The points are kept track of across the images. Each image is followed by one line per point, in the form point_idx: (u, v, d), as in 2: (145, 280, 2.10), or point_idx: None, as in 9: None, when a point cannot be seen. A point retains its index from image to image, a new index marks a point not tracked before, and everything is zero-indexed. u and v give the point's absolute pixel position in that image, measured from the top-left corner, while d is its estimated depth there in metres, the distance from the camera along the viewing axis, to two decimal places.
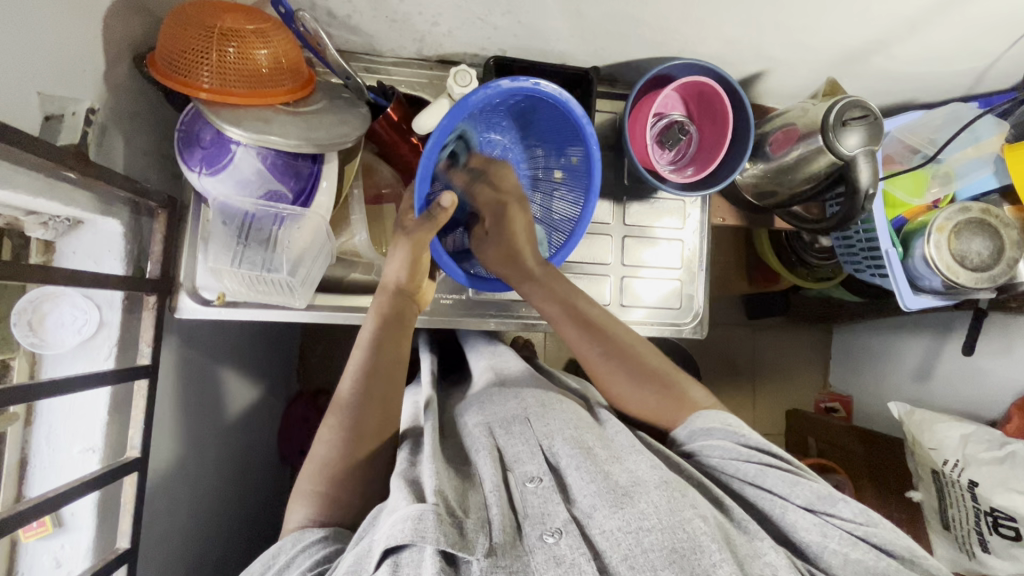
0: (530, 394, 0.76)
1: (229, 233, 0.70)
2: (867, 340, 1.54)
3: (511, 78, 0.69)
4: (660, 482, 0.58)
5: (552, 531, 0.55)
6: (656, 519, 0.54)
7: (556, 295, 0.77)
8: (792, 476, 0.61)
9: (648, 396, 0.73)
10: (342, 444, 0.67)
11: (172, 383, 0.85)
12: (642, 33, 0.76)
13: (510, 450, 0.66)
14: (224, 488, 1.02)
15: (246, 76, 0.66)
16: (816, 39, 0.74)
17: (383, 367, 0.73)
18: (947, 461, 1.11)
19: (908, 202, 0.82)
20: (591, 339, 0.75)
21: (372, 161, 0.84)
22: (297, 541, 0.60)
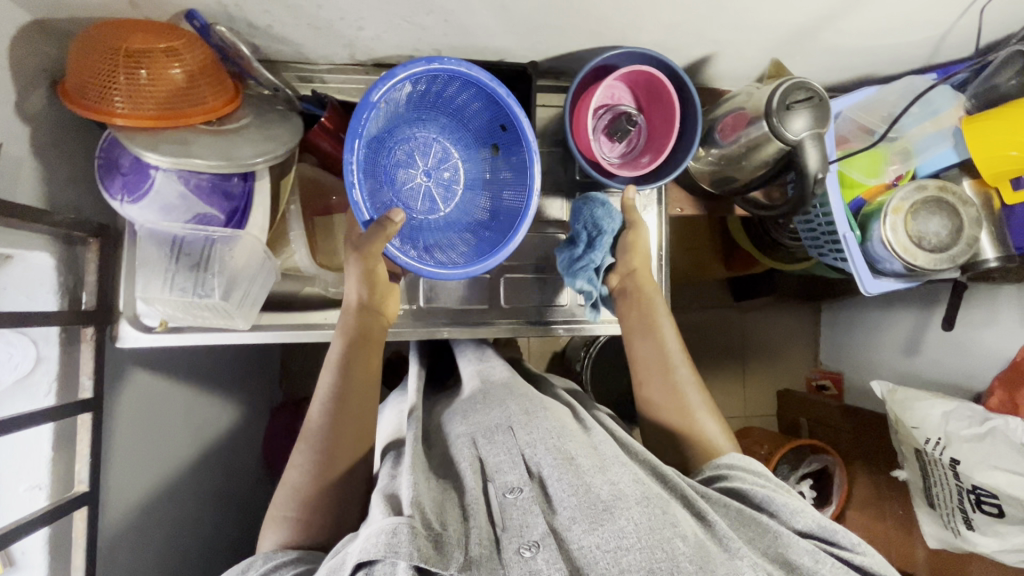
0: (514, 400, 0.71)
1: (161, 259, 0.68)
2: (856, 316, 1.51)
3: (425, 62, 0.68)
4: (641, 498, 0.56)
5: (529, 544, 0.53)
6: (634, 537, 0.51)
7: (638, 294, 0.82)
8: (791, 505, 0.62)
9: (659, 387, 0.77)
10: (315, 467, 0.66)
11: (138, 410, 0.84)
12: (578, 23, 0.72)
13: (492, 459, 0.63)
14: (212, 506, 1.02)
15: (162, 96, 0.63)
16: (759, 19, 0.71)
17: (352, 391, 0.71)
18: (929, 440, 1.09)
19: (864, 183, 0.79)
20: (646, 338, 0.80)
21: (312, 173, 0.83)
22: (269, 559, 0.59)
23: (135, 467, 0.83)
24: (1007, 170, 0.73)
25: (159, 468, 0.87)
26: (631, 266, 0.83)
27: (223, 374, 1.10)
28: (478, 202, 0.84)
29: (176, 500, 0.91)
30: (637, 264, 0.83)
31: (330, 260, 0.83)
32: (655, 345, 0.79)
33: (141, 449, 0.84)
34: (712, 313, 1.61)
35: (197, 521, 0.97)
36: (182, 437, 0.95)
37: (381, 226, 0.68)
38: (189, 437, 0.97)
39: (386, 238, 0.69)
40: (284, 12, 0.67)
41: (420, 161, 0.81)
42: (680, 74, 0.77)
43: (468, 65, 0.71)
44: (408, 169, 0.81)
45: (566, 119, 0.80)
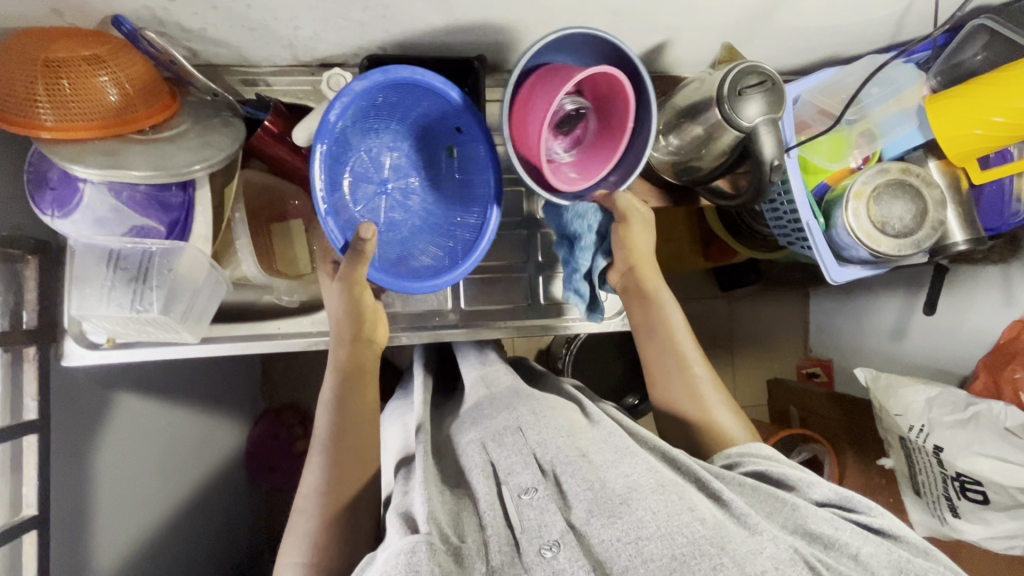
0: (522, 403, 0.70)
1: (99, 272, 0.65)
2: (843, 302, 1.47)
3: (378, 72, 0.65)
4: (657, 486, 0.54)
5: (550, 544, 0.51)
6: (654, 526, 0.50)
7: (642, 297, 0.78)
8: (807, 478, 0.62)
9: (672, 383, 0.76)
10: (318, 509, 0.63)
11: (110, 433, 0.82)
12: (522, 13, 0.69)
13: (503, 461, 0.61)
14: (196, 520, 1.00)
15: (91, 107, 0.61)
16: (710, 3, 0.68)
17: (352, 422, 0.69)
18: (912, 427, 1.04)
19: (827, 168, 0.76)
20: (650, 342, 0.78)
21: (263, 177, 0.82)
22: None
23: (108, 488, 0.81)
24: (973, 150, 0.71)
25: (130, 485, 0.84)
26: (630, 261, 0.79)
27: (206, 390, 1.07)
28: (445, 211, 0.79)
29: (154, 518, 0.89)
30: (641, 262, 0.79)
31: (292, 269, 0.84)
32: (664, 342, 0.77)
33: (116, 471, 0.82)
34: (698, 304, 1.58)
35: (181, 538, 0.94)
36: (164, 454, 0.93)
37: (358, 252, 0.66)
38: (167, 453, 0.94)
39: (366, 260, 0.68)
40: (215, 14, 0.64)
41: (375, 176, 0.76)
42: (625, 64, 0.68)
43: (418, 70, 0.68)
44: (369, 183, 0.75)
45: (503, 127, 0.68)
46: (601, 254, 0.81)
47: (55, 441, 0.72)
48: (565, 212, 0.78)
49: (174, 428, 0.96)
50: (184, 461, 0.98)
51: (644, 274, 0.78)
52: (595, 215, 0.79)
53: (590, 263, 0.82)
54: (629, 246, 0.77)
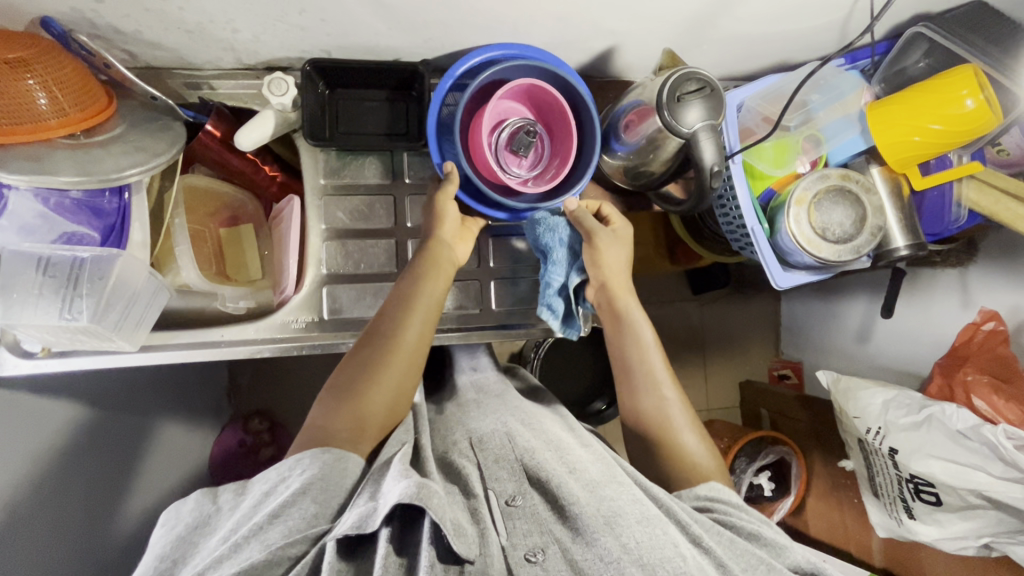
0: (510, 413, 0.77)
1: (26, 279, 0.63)
2: (811, 302, 1.48)
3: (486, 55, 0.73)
4: (642, 517, 0.57)
5: (535, 551, 0.56)
6: (637, 554, 0.53)
7: (614, 313, 0.78)
8: (780, 540, 0.63)
9: (642, 396, 0.77)
10: (377, 350, 0.69)
11: (62, 444, 0.77)
12: (464, 16, 0.69)
13: (490, 468, 0.67)
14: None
15: (13, 109, 0.59)
16: (651, 7, 0.68)
17: (423, 297, 0.72)
18: (869, 429, 1.05)
19: (772, 173, 0.76)
20: (622, 357, 0.79)
21: (212, 184, 0.82)
22: (297, 466, 0.59)
23: (70, 500, 0.76)
24: (912, 155, 0.72)
25: (92, 487, 0.81)
26: (603, 278, 0.78)
27: (176, 396, 1.04)
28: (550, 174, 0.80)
29: (118, 521, 0.84)
30: (616, 282, 0.78)
31: (242, 276, 0.84)
32: (630, 352, 0.78)
33: (77, 478, 0.78)
34: (670, 306, 1.58)
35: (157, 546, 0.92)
36: (125, 456, 0.89)
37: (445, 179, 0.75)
38: (135, 458, 0.91)
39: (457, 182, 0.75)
40: (148, 17, 0.63)
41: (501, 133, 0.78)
42: (573, 84, 0.76)
43: (524, 51, 0.74)
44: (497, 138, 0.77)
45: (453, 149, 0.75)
46: (576, 271, 0.80)
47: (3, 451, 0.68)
48: (537, 224, 0.77)
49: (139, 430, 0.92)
50: (155, 468, 0.95)
51: (617, 291, 0.78)
52: (565, 228, 0.78)
53: (564, 280, 0.79)
54: (598, 263, 0.77)
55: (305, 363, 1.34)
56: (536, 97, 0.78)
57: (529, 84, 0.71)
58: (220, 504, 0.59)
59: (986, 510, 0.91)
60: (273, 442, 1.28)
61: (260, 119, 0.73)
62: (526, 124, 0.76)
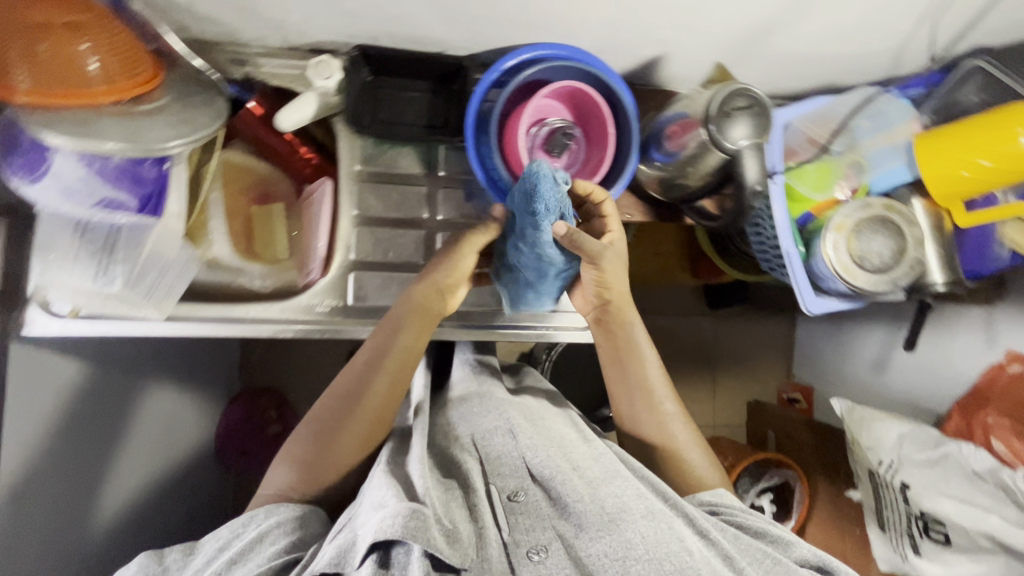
0: (513, 407, 0.76)
1: (65, 240, 0.67)
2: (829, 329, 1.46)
3: (530, 53, 0.72)
4: (647, 512, 0.59)
5: (538, 548, 0.58)
6: (642, 548, 0.56)
7: (612, 335, 0.78)
8: (787, 535, 0.65)
9: (642, 413, 0.77)
10: (339, 408, 0.69)
11: (71, 403, 0.78)
12: (515, 14, 0.69)
13: (494, 462, 0.69)
14: (169, 496, 0.98)
15: (63, 72, 0.59)
16: (705, 18, 0.68)
17: (398, 351, 0.72)
18: (882, 462, 1.04)
19: (812, 198, 0.74)
20: (620, 373, 0.78)
21: (246, 159, 0.82)
22: (270, 514, 0.63)
23: (70, 459, 0.77)
24: (958, 192, 0.70)
25: (98, 453, 0.82)
26: (604, 296, 0.77)
27: (182, 366, 1.05)
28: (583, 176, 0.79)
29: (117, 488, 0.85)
30: (619, 306, 0.77)
31: (268, 253, 0.83)
32: (630, 370, 0.77)
33: (81, 439, 0.79)
34: (684, 320, 1.57)
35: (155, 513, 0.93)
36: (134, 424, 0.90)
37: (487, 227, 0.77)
38: (139, 425, 0.91)
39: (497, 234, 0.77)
40: None
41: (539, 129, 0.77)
42: (614, 87, 0.75)
43: (569, 50, 0.72)
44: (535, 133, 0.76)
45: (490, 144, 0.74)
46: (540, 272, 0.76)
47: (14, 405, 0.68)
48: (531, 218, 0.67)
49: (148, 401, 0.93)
50: (161, 437, 0.97)
51: (621, 310, 0.78)
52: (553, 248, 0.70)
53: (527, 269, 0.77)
54: (602, 284, 0.75)
55: (316, 345, 1.35)
56: (575, 97, 0.76)
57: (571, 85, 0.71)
58: (166, 564, 0.60)
59: (994, 555, 0.89)
60: (280, 420, 1.29)
61: (302, 100, 0.73)
62: (565, 125, 0.76)
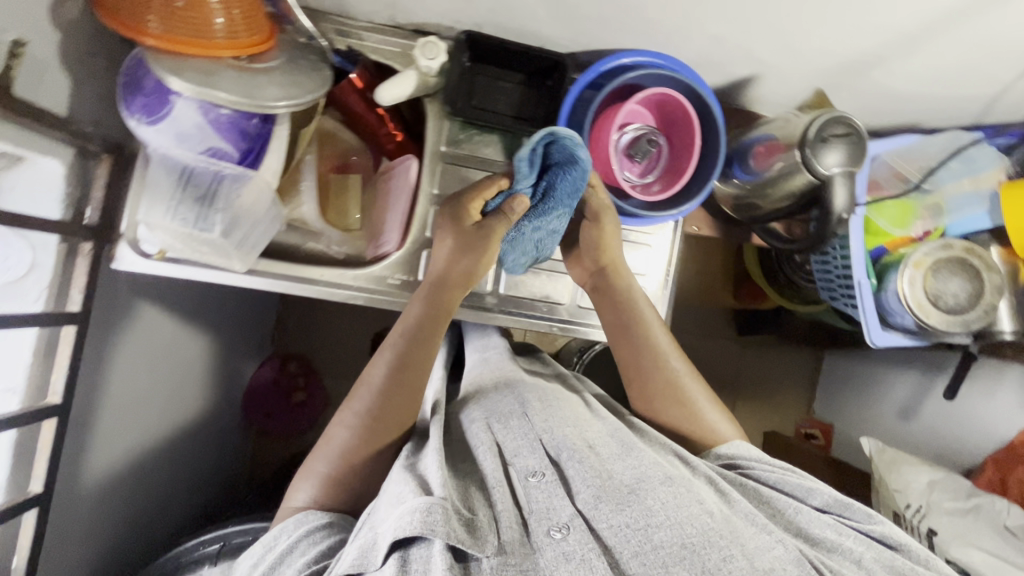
0: (531, 392, 0.75)
1: (168, 186, 0.68)
2: (852, 368, 1.42)
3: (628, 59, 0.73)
4: (665, 478, 0.59)
5: (559, 526, 0.56)
6: (663, 515, 0.55)
7: (613, 303, 0.81)
8: (805, 483, 0.65)
9: (650, 380, 0.78)
10: (364, 430, 0.68)
11: (128, 342, 0.83)
12: (623, 19, 0.71)
13: (510, 444, 0.67)
14: (178, 448, 1.00)
15: (194, 23, 0.62)
16: (809, 44, 0.69)
17: (417, 360, 0.72)
18: (909, 506, 1.02)
19: (890, 231, 0.76)
20: (625, 340, 0.80)
21: (334, 127, 0.84)
22: (301, 524, 0.61)
23: (122, 397, 0.84)
24: None
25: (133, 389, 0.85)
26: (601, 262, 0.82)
27: (222, 320, 1.10)
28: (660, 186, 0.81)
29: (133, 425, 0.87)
30: (615, 271, 0.81)
31: (342, 223, 0.84)
32: (635, 337, 0.79)
33: (134, 378, 0.85)
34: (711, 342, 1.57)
35: (167, 460, 0.98)
36: (159, 369, 0.91)
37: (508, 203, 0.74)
38: (166, 369, 0.93)
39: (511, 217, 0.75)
40: None
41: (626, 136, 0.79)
42: (707, 100, 0.76)
43: (664, 60, 0.74)
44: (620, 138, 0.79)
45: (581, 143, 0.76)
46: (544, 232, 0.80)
47: (88, 337, 0.74)
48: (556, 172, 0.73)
49: (178, 350, 0.95)
50: (182, 385, 0.99)
51: (616, 276, 0.81)
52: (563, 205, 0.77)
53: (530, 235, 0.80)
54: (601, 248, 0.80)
55: (351, 321, 1.37)
56: (665, 107, 0.78)
57: (664, 94, 0.72)
58: None
59: None
60: (305, 389, 1.33)
61: (404, 77, 0.75)
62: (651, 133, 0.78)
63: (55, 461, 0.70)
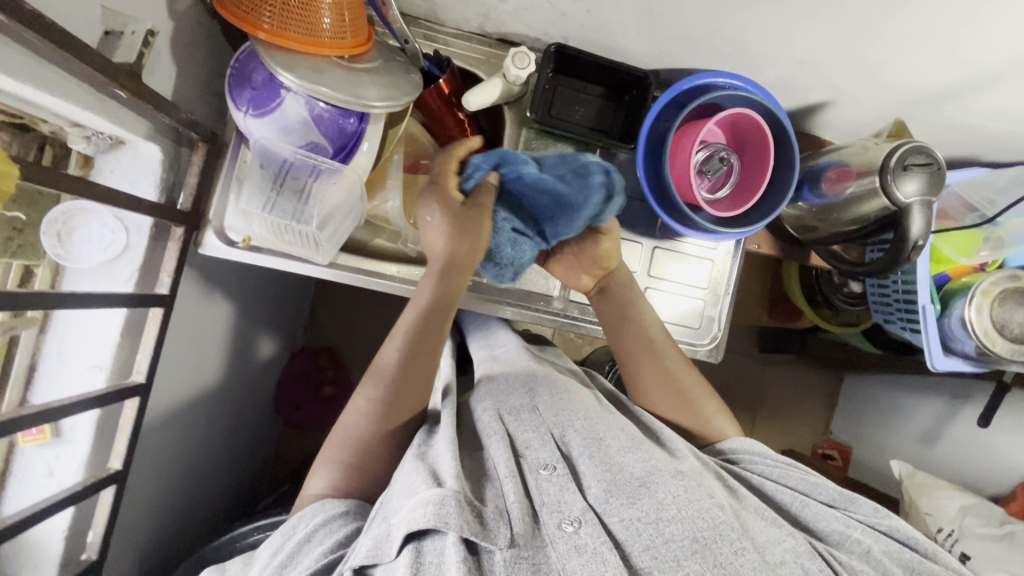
0: (539, 382, 0.74)
1: (267, 181, 0.70)
2: (871, 391, 1.42)
3: (707, 78, 0.75)
4: (676, 472, 0.58)
5: (570, 519, 0.54)
6: (675, 508, 0.54)
7: (615, 302, 0.83)
8: (811, 478, 0.66)
9: (647, 373, 0.79)
10: (379, 416, 0.67)
11: (193, 323, 0.84)
12: (712, 41, 0.73)
13: (521, 436, 0.65)
14: (217, 432, 1.00)
15: (306, 23, 0.64)
16: (890, 75, 0.72)
17: (423, 348, 0.71)
18: (941, 530, 1.02)
19: (954, 260, 0.82)
20: (625, 333, 0.81)
21: (416, 129, 0.85)
22: (319, 512, 0.60)
23: (182, 380, 0.84)
24: None
25: (185, 374, 0.84)
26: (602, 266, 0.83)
27: (264, 306, 1.11)
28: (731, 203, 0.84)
29: (184, 409, 0.86)
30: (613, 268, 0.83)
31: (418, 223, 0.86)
32: (633, 330, 0.81)
33: (192, 361, 0.86)
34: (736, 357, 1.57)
35: (207, 444, 0.97)
36: (208, 353, 0.91)
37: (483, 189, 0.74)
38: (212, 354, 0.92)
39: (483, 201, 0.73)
40: None
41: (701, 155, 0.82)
42: (783, 121, 0.77)
43: (740, 80, 0.76)
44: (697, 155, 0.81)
45: (663, 158, 0.77)
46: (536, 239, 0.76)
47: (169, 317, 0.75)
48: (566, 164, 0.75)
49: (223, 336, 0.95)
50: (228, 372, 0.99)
51: (619, 275, 0.84)
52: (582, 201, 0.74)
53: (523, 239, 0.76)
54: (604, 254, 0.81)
55: (386, 316, 1.37)
56: (738, 128, 0.80)
57: (743, 112, 0.74)
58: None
59: None
60: (334, 382, 1.32)
61: (491, 85, 0.77)
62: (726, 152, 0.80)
63: (132, 439, 0.72)
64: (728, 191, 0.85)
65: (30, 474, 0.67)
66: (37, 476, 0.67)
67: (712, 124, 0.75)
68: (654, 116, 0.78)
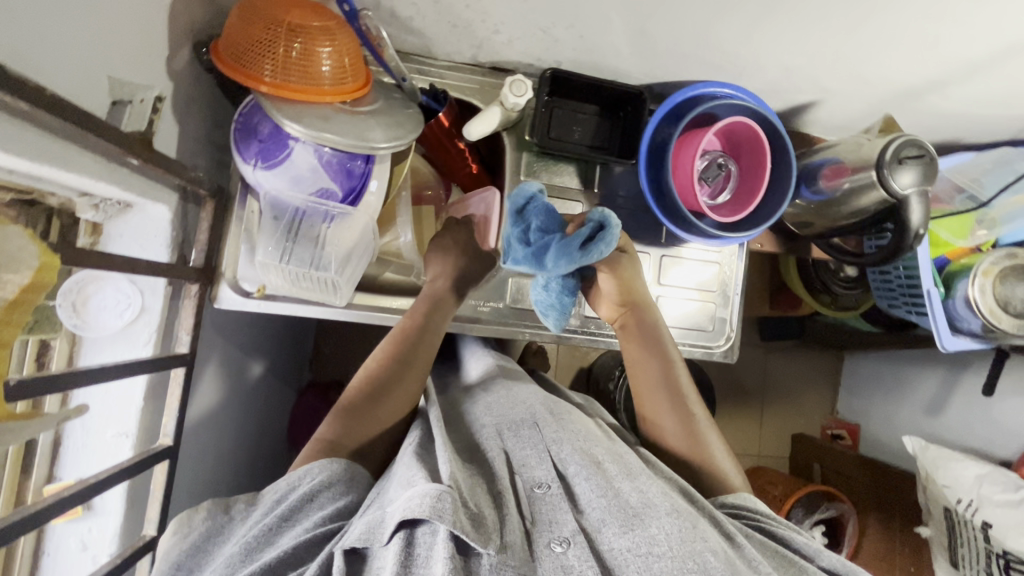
0: (541, 399, 0.71)
1: (279, 229, 0.72)
2: (878, 369, 1.45)
3: (699, 88, 0.77)
4: (672, 508, 0.53)
5: (560, 540, 0.52)
6: (666, 546, 0.49)
7: (635, 334, 0.80)
8: (815, 545, 0.60)
9: (661, 408, 0.76)
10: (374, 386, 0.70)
11: (206, 376, 0.83)
12: (701, 53, 0.76)
13: (518, 454, 0.63)
14: (236, 482, 0.98)
15: (308, 73, 0.65)
16: (874, 73, 0.75)
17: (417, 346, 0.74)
18: (960, 500, 1.03)
19: (952, 243, 0.85)
20: (644, 364, 0.78)
21: (418, 162, 0.87)
22: (324, 470, 0.60)
23: (198, 434, 0.82)
24: None
25: (200, 428, 0.82)
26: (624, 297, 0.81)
27: (270, 348, 1.09)
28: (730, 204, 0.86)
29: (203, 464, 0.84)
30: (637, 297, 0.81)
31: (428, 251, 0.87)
32: (653, 362, 0.78)
33: (206, 415, 0.84)
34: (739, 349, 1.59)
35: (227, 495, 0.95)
36: (223, 404, 0.90)
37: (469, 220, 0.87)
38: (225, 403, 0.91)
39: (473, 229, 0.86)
40: (431, 8, 0.69)
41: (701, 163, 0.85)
42: (775, 124, 0.80)
43: (733, 88, 0.78)
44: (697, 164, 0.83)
45: (665, 168, 0.79)
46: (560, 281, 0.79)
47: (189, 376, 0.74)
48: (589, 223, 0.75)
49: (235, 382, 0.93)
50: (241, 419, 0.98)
51: (645, 306, 0.81)
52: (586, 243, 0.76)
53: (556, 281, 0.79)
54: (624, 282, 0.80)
55: None
56: (734, 134, 0.82)
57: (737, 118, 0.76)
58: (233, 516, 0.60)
59: None
60: None
61: (488, 117, 0.78)
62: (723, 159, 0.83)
63: (166, 503, 0.69)
64: (728, 195, 0.86)
65: (63, 550, 0.66)
66: (71, 551, 0.66)
67: (711, 134, 0.76)
68: (653, 128, 0.80)
